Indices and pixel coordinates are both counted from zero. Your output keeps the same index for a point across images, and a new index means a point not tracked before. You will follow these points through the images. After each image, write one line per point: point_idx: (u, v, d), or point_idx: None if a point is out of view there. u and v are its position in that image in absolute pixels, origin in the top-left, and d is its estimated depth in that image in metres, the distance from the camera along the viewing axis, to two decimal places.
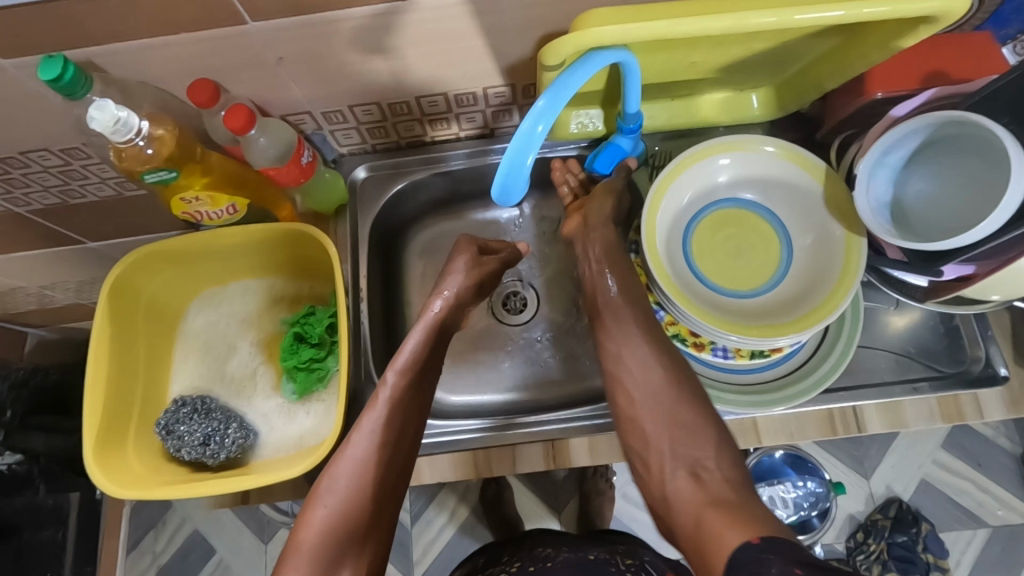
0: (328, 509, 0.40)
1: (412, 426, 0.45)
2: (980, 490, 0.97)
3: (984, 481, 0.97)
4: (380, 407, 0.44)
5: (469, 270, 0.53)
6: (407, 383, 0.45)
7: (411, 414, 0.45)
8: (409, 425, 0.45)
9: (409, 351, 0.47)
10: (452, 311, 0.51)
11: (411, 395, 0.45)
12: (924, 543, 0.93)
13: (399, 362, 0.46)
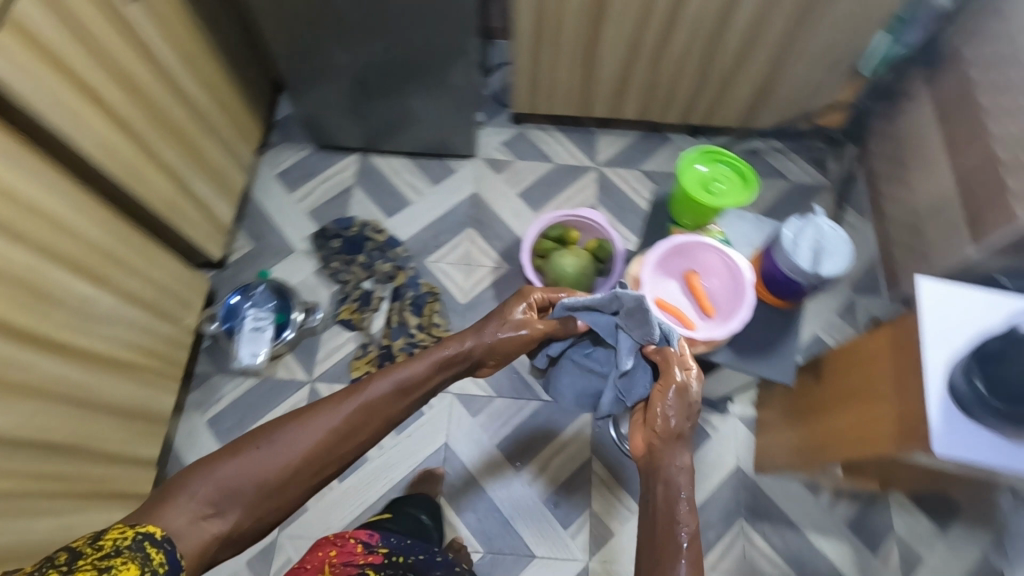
0: (259, 446, 0.69)
1: (302, 465, 0.70)
2: (328, 179, 1.48)
3: (323, 175, 1.49)
4: (352, 403, 0.74)
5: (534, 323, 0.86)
6: (361, 405, 0.74)
7: (306, 462, 0.70)
8: (364, 425, 0.74)
9: (410, 368, 0.79)
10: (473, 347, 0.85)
11: (382, 401, 0.76)
12: (344, 227, 1.40)
13: (384, 378, 0.77)
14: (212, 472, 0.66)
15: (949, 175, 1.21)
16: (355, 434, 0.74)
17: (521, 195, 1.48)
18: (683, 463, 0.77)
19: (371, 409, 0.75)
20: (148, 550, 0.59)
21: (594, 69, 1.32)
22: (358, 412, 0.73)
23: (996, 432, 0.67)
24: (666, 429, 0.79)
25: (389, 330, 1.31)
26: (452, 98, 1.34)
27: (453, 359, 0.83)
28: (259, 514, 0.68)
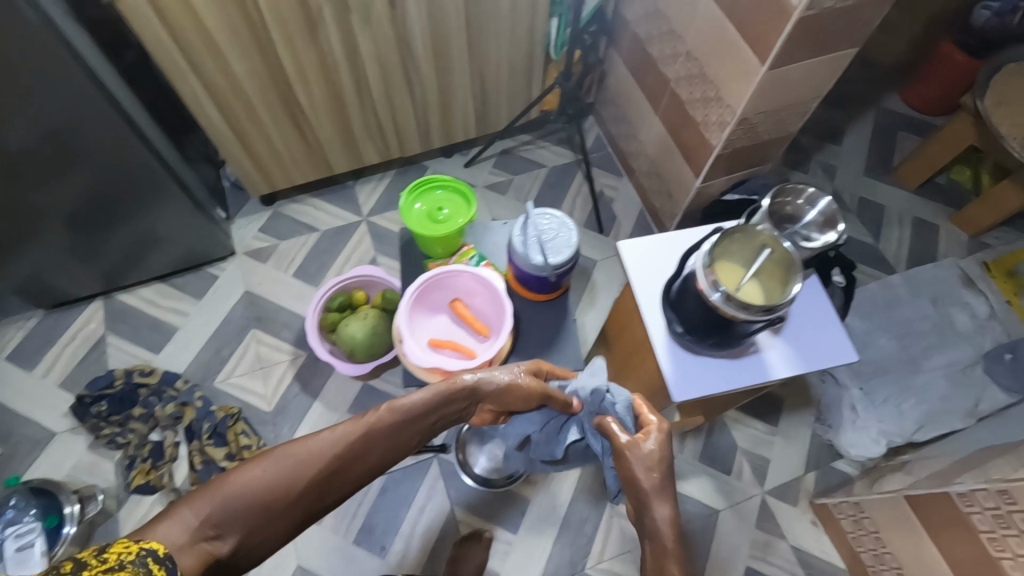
0: (268, 471, 0.51)
1: (310, 499, 0.53)
2: (74, 338, 1.30)
3: (66, 336, 1.31)
4: (363, 423, 0.57)
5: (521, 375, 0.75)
6: (376, 443, 0.58)
7: (314, 497, 0.53)
8: (370, 453, 0.57)
9: (420, 400, 0.62)
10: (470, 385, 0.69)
11: (390, 429, 0.59)
12: (105, 384, 1.22)
13: (399, 400, 0.60)
14: (221, 489, 0.50)
15: (659, 122, 1.32)
16: (354, 466, 0.56)
17: (296, 275, 1.40)
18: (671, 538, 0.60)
19: (377, 434, 0.57)
20: (151, 566, 0.44)
21: (309, 134, 1.28)
22: (364, 439, 0.56)
23: (720, 357, 0.73)
24: (648, 491, 0.63)
25: (196, 475, 1.17)
26: (172, 209, 1.23)
27: (464, 392, 0.68)
28: (265, 541, 0.51)
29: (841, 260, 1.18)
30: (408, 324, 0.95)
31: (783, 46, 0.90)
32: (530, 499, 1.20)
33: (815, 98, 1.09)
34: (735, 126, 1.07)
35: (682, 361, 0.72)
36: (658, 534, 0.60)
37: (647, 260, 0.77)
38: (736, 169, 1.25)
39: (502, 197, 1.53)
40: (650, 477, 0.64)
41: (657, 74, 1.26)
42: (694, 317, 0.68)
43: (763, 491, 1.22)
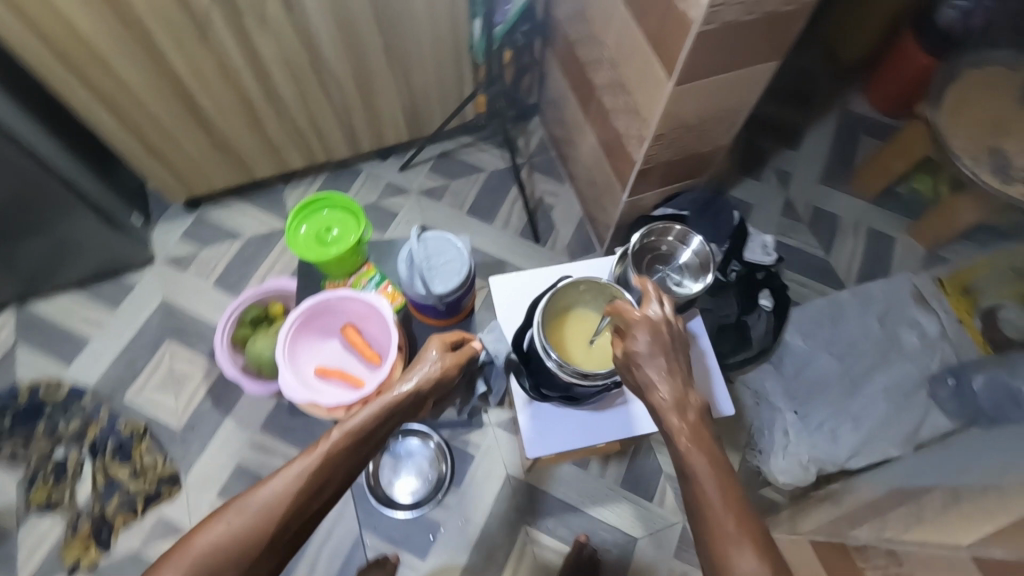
0: (227, 524, 0.54)
1: (276, 536, 0.56)
2: None
3: None
4: (317, 455, 0.59)
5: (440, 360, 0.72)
6: (327, 466, 0.59)
7: (283, 533, 0.56)
8: (328, 481, 0.60)
9: (358, 421, 0.63)
10: (412, 389, 0.68)
11: (343, 455, 0.61)
12: (10, 400, 1.21)
13: (345, 425, 0.62)
14: (186, 553, 0.52)
15: (592, 130, 1.24)
16: (316, 496, 0.59)
17: (216, 285, 1.35)
18: (712, 458, 0.55)
19: (334, 461, 0.60)
20: None
21: (221, 135, 1.22)
22: (320, 467, 0.58)
23: (588, 415, 0.71)
24: (670, 408, 0.58)
25: (98, 494, 1.15)
26: (78, 219, 1.19)
27: (406, 399, 0.67)
28: None
29: (771, 282, 1.14)
30: (288, 357, 0.90)
31: (687, 59, 0.84)
32: (442, 523, 1.16)
33: (739, 110, 1.02)
34: (652, 141, 1.01)
35: (540, 421, 0.70)
36: (697, 453, 0.55)
37: (516, 299, 0.75)
38: (670, 180, 1.16)
39: (437, 204, 1.46)
40: (674, 401, 0.58)
41: (586, 78, 1.19)
42: (545, 380, 0.68)
43: (685, 519, 1.18)
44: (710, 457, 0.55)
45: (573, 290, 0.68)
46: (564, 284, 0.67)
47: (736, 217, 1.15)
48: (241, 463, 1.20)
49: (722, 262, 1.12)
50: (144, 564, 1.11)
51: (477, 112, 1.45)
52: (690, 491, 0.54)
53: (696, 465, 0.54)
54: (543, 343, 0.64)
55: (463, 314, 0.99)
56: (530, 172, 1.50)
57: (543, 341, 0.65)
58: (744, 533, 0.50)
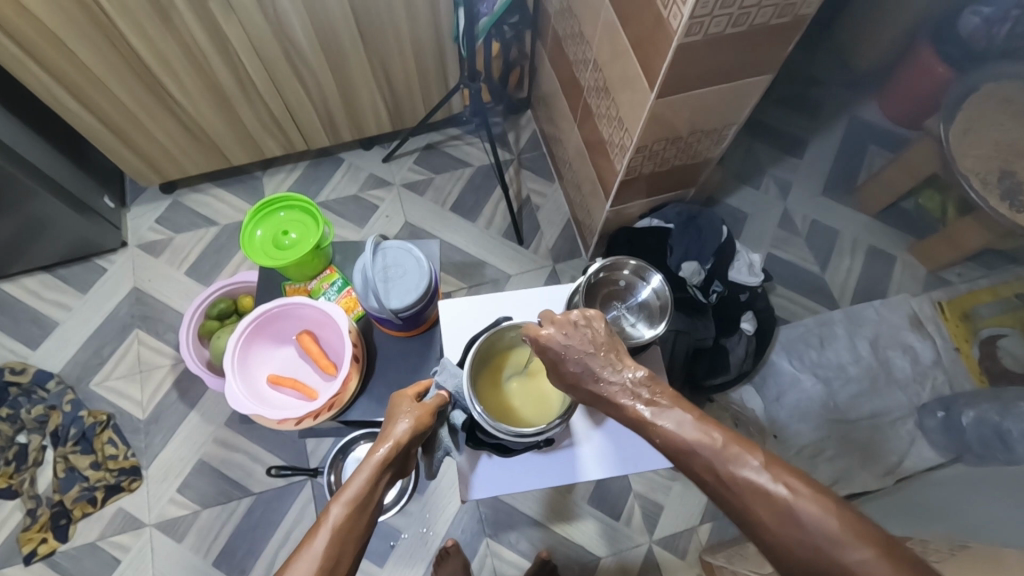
0: None
1: None
2: None
3: None
4: (325, 535, 0.50)
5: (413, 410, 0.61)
6: (347, 540, 0.51)
7: None
8: (345, 558, 0.50)
9: (355, 485, 0.54)
10: (399, 441, 0.58)
11: (352, 527, 0.51)
12: None
13: (347, 494, 0.53)
14: None
15: (578, 131, 1.18)
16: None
17: (188, 274, 1.32)
18: (755, 457, 0.49)
19: (346, 537, 0.50)
20: None
21: (191, 120, 1.18)
22: (338, 541, 0.50)
23: (535, 454, 0.70)
24: (666, 416, 0.54)
25: (57, 483, 1.12)
26: (43, 203, 1.15)
27: (398, 451, 0.58)
28: None
29: (754, 303, 1.10)
30: (238, 366, 0.87)
31: (668, 72, 0.78)
32: (402, 530, 1.14)
33: (729, 123, 0.96)
34: (633, 152, 0.95)
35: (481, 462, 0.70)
36: (741, 460, 0.49)
37: (455, 332, 0.73)
38: (656, 192, 1.11)
39: (419, 198, 1.41)
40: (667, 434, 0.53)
41: (574, 77, 1.12)
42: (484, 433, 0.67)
43: (651, 539, 1.15)
44: (748, 455, 0.49)
45: (511, 335, 0.69)
46: (494, 330, 0.67)
47: (724, 232, 1.08)
48: (204, 458, 1.17)
49: (705, 281, 1.07)
50: (101, 555, 1.10)
51: (463, 105, 1.39)
52: (754, 508, 0.47)
53: (737, 460, 0.49)
54: (469, 393, 0.64)
55: (427, 324, 0.95)
56: (518, 169, 1.45)
57: (470, 390, 0.64)
58: (843, 526, 0.44)
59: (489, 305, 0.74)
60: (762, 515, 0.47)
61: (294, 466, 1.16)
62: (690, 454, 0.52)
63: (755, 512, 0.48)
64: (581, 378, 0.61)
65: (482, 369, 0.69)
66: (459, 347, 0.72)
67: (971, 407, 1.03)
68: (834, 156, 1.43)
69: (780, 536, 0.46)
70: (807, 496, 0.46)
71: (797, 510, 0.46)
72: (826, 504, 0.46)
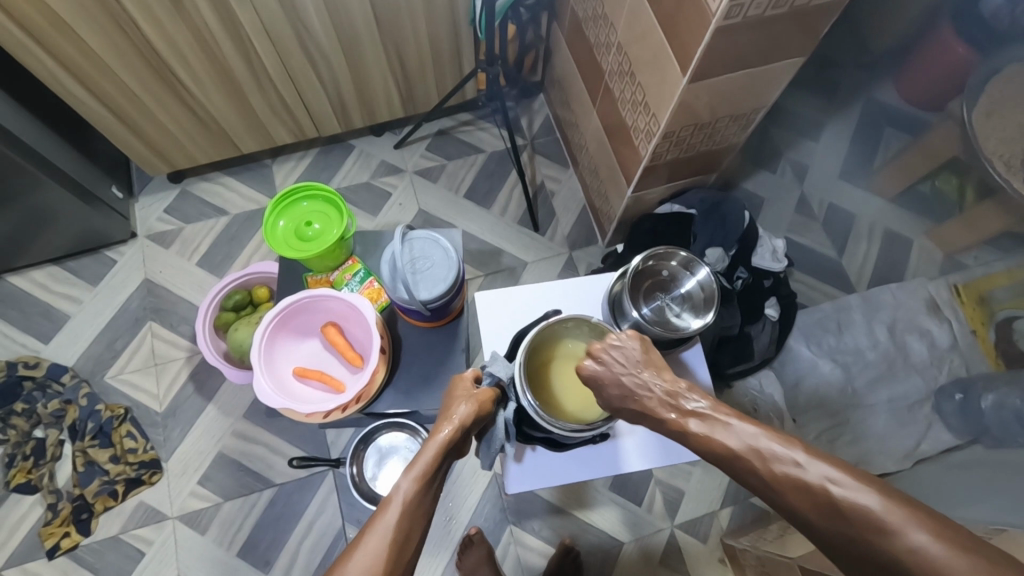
0: None
1: None
2: None
3: None
4: (396, 510, 0.51)
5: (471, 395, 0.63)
6: (416, 516, 0.52)
7: None
8: (414, 533, 0.51)
9: (422, 461, 0.55)
10: (461, 422, 0.60)
11: (420, 502, 0.52)
12: None
13: (412, 472, 0.54)
14: None
15: (596, 115, 1.16)
16: (407, 556, 0.49)
17: (200, 265, 1.30)
18: (793, 451, 0.49)
19: (415, 511, 0.51)
20: None
21: (200, 106, 1.15)
22: (409, 515, 0.51)
23: (581, 448, 0.71)
24: (712, 424, 0.54)
25: (76, 478, 1.11)
26: (51, 194, 1.13)
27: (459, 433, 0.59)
28: None
29: (778, 290, 1.09)
30: (265, 360, 0.85)
31: (703, 57, 0.76)
32: None
33: (757, 107, 0.95)
34: (660, 138, 0.94)
35: (527, 453, 0.71)
36: (776, 457, 0.49)
37: (501, 322, 0.74)
38: (677, 177, 1.09)
39: (433, 185, 1.39)
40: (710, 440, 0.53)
41: (595, 60, 1.10)
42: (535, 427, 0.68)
43: (673, 524, 1.16)
44: (787, 451, 0.49)
45: (563, 327, 0.69)
46: (546, 322, 0.67)
47: (747, 218, 1.08)
48: (224, 450, 1.16)
49: (729, 268, 1.07)
50: (124, 549, 1.10)
51: (476, 89, 1.36)
52: (801, 504, 0.47)
53: (781, 459, 0.49)
54: (522, 383, 0.64)
55: (453, 314, 0.94)
56: (532, 155, 1.43)
57: (522, 379, 0.64)
58: (892, 512, 0.44)
59: (530, 294, 0.75)
60: (809, 508, 0.47)
61: (315, 456, 1.15)
62: (729, 454, 0.52)
63: (801, 505, 0.47)
64: (625, 395, 0.60)
65: (531, 360, 0.68)
66: (506, 340, 0.74)
67: (990, 391, 1.03)
68: (851, 139, 1.42)
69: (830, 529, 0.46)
70: (851, 485, 0.46)
71: (843, 501, 0.45)
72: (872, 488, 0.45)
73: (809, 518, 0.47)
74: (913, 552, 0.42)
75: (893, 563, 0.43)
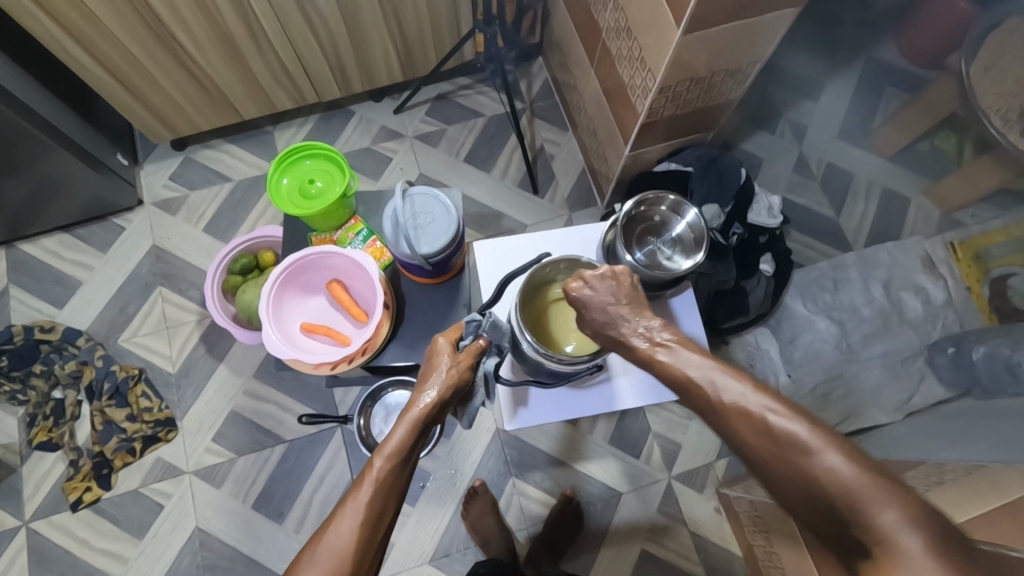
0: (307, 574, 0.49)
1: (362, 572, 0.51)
2: None
3: None
4: (369, 488, 0.53)
5: (450, 364, 0.61)
6: (389, 490, 0.54)
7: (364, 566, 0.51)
8: (388, 508, 0.53)
9: (394, 440, 0.55)
10: (437, 397, 0.59)
11: (395, 480, 0.54)
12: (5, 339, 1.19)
13: (388, 448, 0.55)
14: None
15: (594, 75, 1.17)
16: (383, 527, 0.53)
17: (206, 230, 1.33)
18: (742, 383, 0.51)
19: (388, 489, 0.53)
20: None
21: (202, 73, 1.16)
22: (382, 497, 0.53)
23: (575, 390, 0.75)
24: (676, 356, 0.56)
25: (95, 435, 1.16)
26: (59, 161, 1.15)
27: (436, 410, 0.59)
28: None
29: (773, 246, 1.12)
30: (272, 315, 0.89)
31: (697, 9, 0.77)
32: (431, 472, 1.19)
33: (754, 61, 0.95)
34: (656, 93, 0.94)
35: (523, 397, 0.75)
36: (724, 388, 0.51)
37: (493, 270, 0.77)
38: (675, 135, 1.10)
39: (433, 150, 1.40)
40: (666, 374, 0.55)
41: (591, 18, 1.10)
42: (535, 370, 0.72)
43: (670, 475, 1.20)
44: (736, 383, 0.52)
45: (554, 268, 0.71)
46: (538, 265, 0.70)
47: (743, 174, 1.09)
48: (236, 408, 1.20)
49: (724, 224, 1.08)
50: (144, 502, 1.15)
51: (475, 51, 1.36)
52: (736, 425, 0.50)
53: (730, 389, 0.51)
54: (519, 322, 0.67)
55: (453, 271, 0.96)
56: (531, 118, 1.43)
57: (519, 319, 0.67)
58: (816, 437, 0.47)
59: (526, 243, 0.78)
60: (748, 433, 0.49)
61: (324, 413, 1.20)
62: (685, 381, 0.54)
63: (739, 430, 0.50)
64: (605, 324, 0.62)
65: (524, 304, 0.70)
66: (493, 285, 0.76)
67: (982, 343, 1.05)
68: (851, 97, 1.41)
69: (766, 452, 0.48)
70: (785, 418, 0.48)
71: (770, 426, 0.48)
72: (794, 417, 0.48)
73: (741, 442, 0.50)
74: (827, 471, 0.45)
75: (809, 482, 0.46)
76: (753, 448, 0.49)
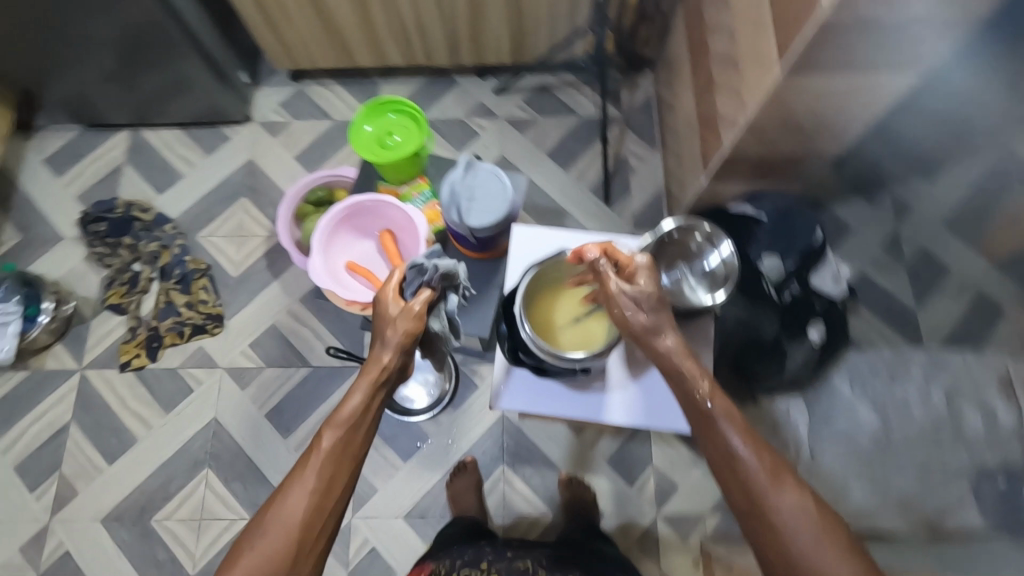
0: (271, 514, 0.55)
1: (327, 509, 0.56)
2: (101, 157, 1.45)
3: (96, 154, 1.45)
4: (327, 438, 0.58)
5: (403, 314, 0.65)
6: (349, 438, 0.59)
7: (330, 504, 0.56)
8: (349, 454, 0.58)
9: (352, 393, 0.60)
10: (393, 349, 0.63)
11: (356, 427, 0.59)
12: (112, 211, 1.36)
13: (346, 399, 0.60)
14: (246, 549, 0.54)
15: (693, 99, 1.15)
16: (346, 472, 0.58)
17: (297, 158, 1.43)
18: (788, 476, 0.55)
19: (348, 437, 0.59)
20: None
21: (331, 16, 1.26)
22: (341, 449, 0.58)
23: (570, 390, 0.76)
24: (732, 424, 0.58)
25: (156, 311, 1.29)
26: (191, 65, 1.27)
27: (394, 364, 0.63)
28: (317, 555, 0.56)
29: (828, 315, 1.07)
30: (323, 246, 0.95)
31: (803, 52, 0.75)
32: (430, 435, 1.23)
33: (856, 120, 0.91)
34: (743, 130, 0.92)
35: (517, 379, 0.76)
36: (776, 475, 0.55)
37: (524, 259, 0.79)
38: (760, 178, 1.06)
39: (519, 135, 1.43)
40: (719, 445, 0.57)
41: (704, 41, 1.09)
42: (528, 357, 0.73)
43: (659, 513, 1.18)
44: (784, 475, 0.55)
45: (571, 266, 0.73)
46: (555, 258, 0.72)
47: (817, 237, 1.05)
48: (276, 324, 1.30)
49: (782, 280, 1.06)
50: (179, 381, 1.27)
51: (585, 50, 1.37)
52: (776, 519, 0.53)
53: (782, 480, 0.55)
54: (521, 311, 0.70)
55: (498, 251, 0.99)
56: (622, 129, 1.43)
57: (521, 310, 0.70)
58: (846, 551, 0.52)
59: (563, 242, 0.79)
60: (787, 531, 0.53)
61: (352, 351, 1.27)
62: (737, 456, 0.56)
63: (783, 526, 0.53)
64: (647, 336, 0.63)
65: (534, 294, 0.72)
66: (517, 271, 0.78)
67: None
68: None
69: (802, 555, 0.52)
70: (827, 527, 0.53)
71: (812, 530, 0.52)
72: (833, 527, 0.53)
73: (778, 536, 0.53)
74: None
75: None
76: (789, 543, 0.52)
